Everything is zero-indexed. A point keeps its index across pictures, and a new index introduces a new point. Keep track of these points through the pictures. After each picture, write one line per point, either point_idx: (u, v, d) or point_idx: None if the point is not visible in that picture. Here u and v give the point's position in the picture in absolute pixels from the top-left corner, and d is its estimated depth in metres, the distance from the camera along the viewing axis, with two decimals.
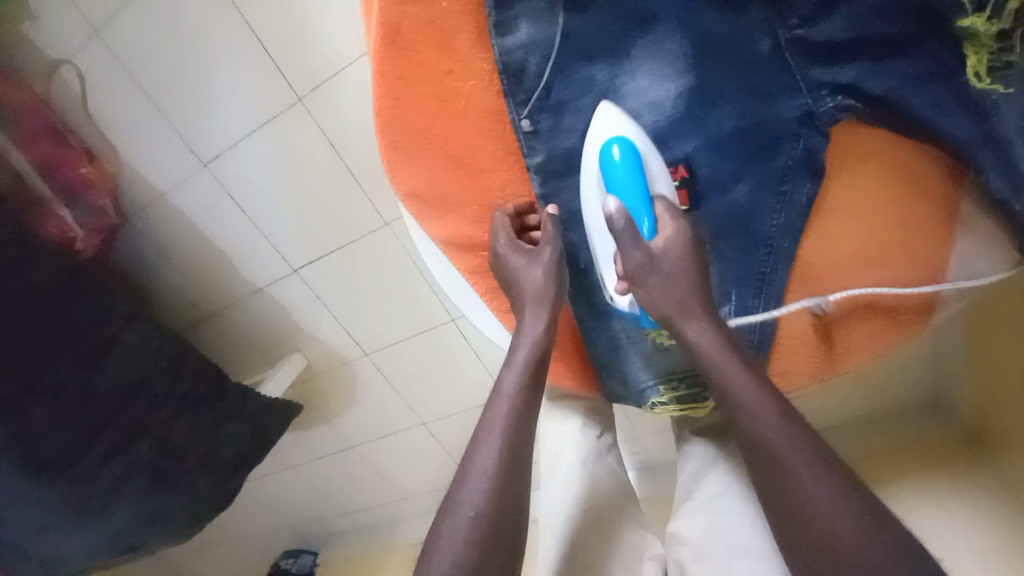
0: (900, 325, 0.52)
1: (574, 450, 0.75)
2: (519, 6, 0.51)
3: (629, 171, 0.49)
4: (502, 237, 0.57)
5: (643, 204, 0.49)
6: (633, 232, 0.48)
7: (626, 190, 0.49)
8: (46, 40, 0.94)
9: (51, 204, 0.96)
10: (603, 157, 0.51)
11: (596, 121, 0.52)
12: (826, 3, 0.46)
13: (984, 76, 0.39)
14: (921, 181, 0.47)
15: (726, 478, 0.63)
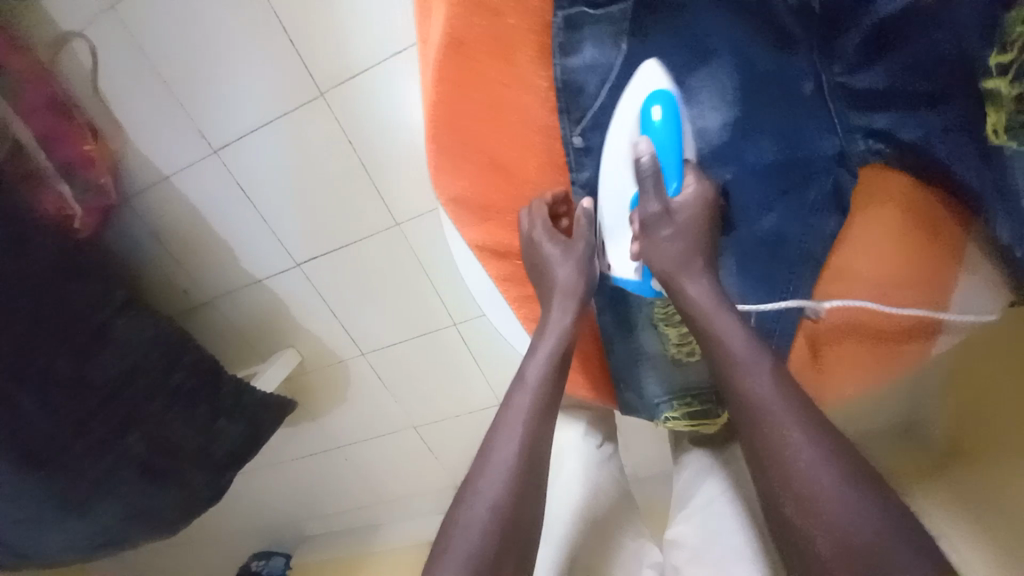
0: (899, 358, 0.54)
1: (575, 457, 0.75)
2: (586, 29, 0.53)
3: (667, 126, 0.53)
4: (538, 225, 0.58)
5: (674, 160, 0.53)
6: (658, 185, 0.53)
7: (661, 144, 0.53)
8: (57, 10, 0.91)
9: (50, 177, 0.92)
10: (643, 112, 0.53)
11: (639, 80, 0.54)
12: (870, 55, 0.49)
13: (1001, 133, 0.43)
14: (932, 225, 0.50)
15: (723, 484, 0.62)
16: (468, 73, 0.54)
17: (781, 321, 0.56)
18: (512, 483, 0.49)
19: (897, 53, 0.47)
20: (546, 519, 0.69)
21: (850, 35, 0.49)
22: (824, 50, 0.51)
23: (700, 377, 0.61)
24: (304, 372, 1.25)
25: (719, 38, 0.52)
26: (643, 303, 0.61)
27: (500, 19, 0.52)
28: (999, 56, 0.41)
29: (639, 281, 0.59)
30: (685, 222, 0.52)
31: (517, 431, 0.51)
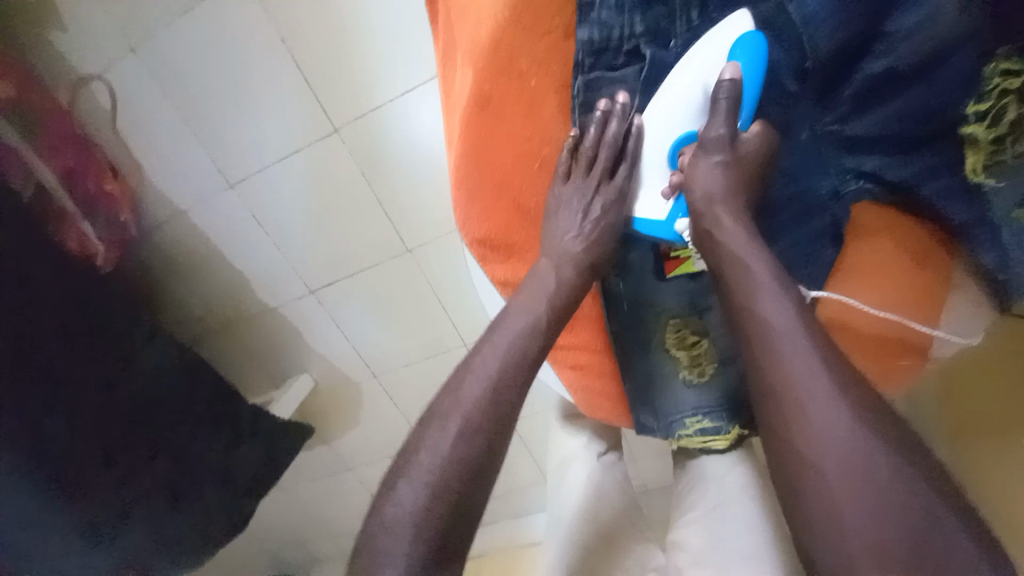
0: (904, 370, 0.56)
1: (581, 465, 0.81)
2: (604, 90, 0.56)
3: (755, 62, 0.50)
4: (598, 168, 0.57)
5: (751, 97, 0.52)
6: (731, 118, 0.52)
7: (748, 76, 0.51)
8: (78, 55, 0.94)
9: (75, 215, 0.93)
10: (733, 49, 0.50)
11: (733, 19, 0.50)
12: (859, 106, 0.51)
13: (981, 171, 0.47)
14: (926, 251, 0.54)
15: (724, 482, 0.65)
16: (495, 126, 0.55)
17: None
18: (485, 450, 0.46)
19: (886, 106, 0.50)
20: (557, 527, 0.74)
21: (843, 89, 0.52)
22: (819, 101, 0.54)
23: (713, 397, 0.63)
24: (317, 395, 1.27)
25: None
26: (656, 328, 0.64)
27: (523, 80, 0.54)
28: (975, 104, 0.45)
29: (664, 221, 0.59)
30: (739, 158, 0.53)
31: (498, 375, 0.50)
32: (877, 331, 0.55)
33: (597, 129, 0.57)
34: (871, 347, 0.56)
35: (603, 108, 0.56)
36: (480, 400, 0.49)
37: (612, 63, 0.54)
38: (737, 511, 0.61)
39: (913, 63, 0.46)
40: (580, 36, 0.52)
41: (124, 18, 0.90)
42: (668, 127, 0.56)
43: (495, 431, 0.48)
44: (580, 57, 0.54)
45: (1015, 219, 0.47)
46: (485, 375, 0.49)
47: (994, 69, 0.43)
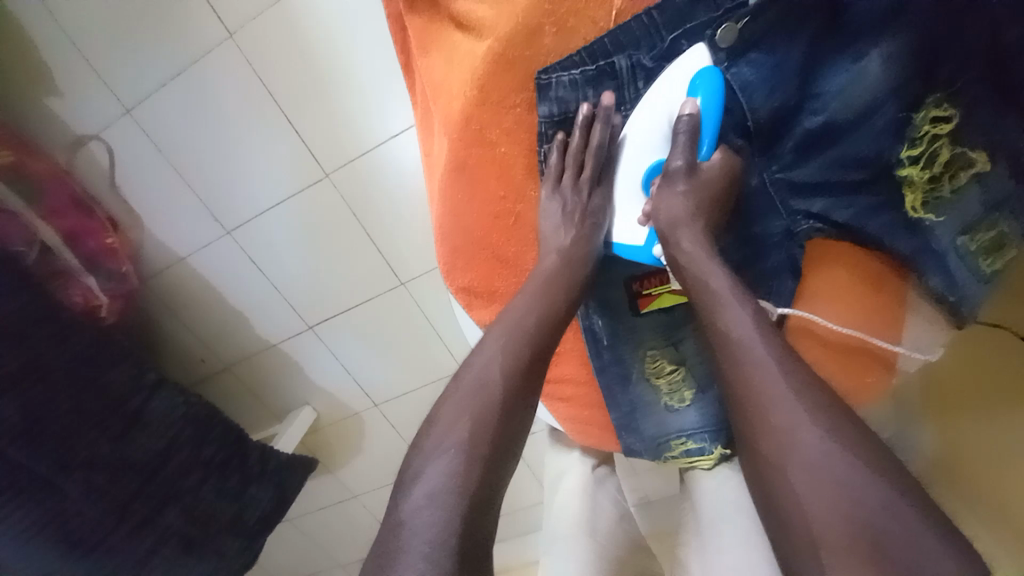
0: (872, 387, 0.60)
1: (575, 481, 0.83)
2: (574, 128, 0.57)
3: (711, 101, 0.52)
4: (586, 171, 0.58)
5: (709, 133, 0.54)
6: (691, 147, 0.54)
7: (705, 115, 0.52)
8: (75, 119, 0.99)
9: (77, 272, 0.98)
10: (694, 80, 0.52)
11: (691, 52, 0.51)
12: (801, 155, 0.55)
13: (920, 208, 0.52)
14: (879, 278, 0.57)
15: (717, 500, 0.66)
16: (470, 192, 0.58)
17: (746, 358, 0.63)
18: (496, 496, 0.46)
19: (826, 154, 0.54)
20: (558, 550, 0.77)
21: (784, 143, 0.55)
22: (764, 152, 0.57)
23: (694, 420, 0.67)
24: (320, 426, 1.31)
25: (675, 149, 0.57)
26: (635, 359, 0.67)
27: (494, 147, 0.56)
28: (908, 150, 0.50)
29: (642, 246, 0.60)
30: (701, 184, 0.54)
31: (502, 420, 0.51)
32: (837, 347, 0.59)
33: (581, 133, 0.57)
34: (833, 365, 0.60)
35: (587, 111, 0.56)
36: (466, 439, 0.47)
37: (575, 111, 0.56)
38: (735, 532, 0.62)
39: (847, 118, 0.51)
40: (540, 111, 0.56)
41: (116, 83, 0.95)
42: (637, 161, 0.59)
43: (496, 468, 0.47)
44: (544, 128, 0.57)
45: (958, 245, 0.53)
46: (472, 411, 0.48)
47: (924, 116, 0.49)
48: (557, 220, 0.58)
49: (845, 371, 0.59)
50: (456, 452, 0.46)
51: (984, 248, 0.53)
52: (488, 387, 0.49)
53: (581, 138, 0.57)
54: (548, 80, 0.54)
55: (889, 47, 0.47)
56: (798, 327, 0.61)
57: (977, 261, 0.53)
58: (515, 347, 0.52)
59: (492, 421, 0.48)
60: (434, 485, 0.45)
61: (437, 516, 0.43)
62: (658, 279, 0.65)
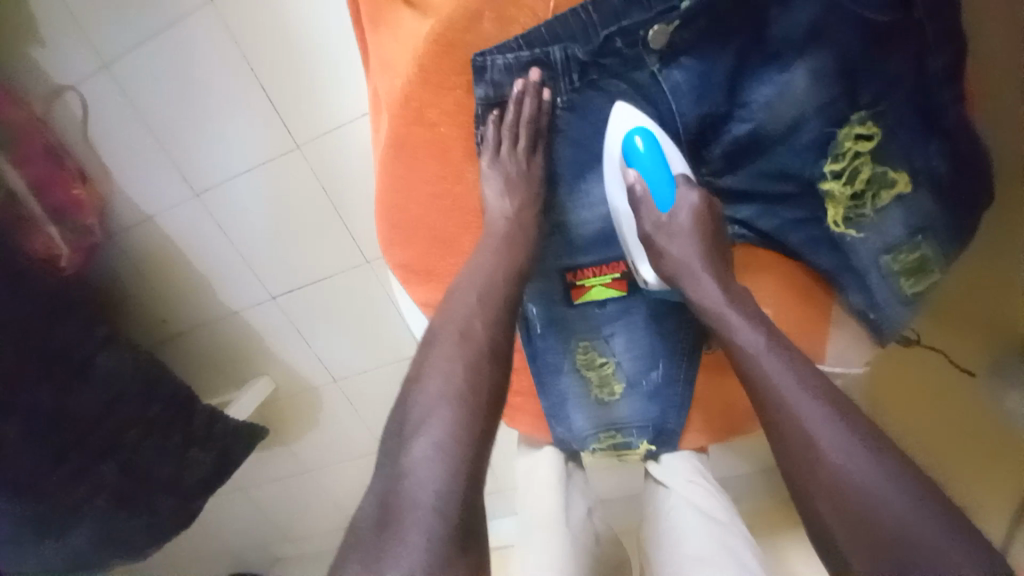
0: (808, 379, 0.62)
1: (546, 475, 0.75)
2: (508, 106, 0.56)
3: (654, 158, 0.55)
4: (521, 144, 0.58)
5: (666, 182, 0.57)
6: (647, 200, 0.57)
7: (649, 172, 0.56)
8: (51, 68, 0.98)
9: (41, 221, 0.95)
10: (627, 149, 0.55)
11: (617, 112, 0.55)
12: (729, 163, 0.57)
13: (841, 223, 0.55)
14: (805, 287, 0.60)
15: (682, 495, 0.67)
16: (410, 170, 0.58)
17: (669, 360, 0.66)
18: (421, 469, 0.47)
19: (753, 164, 0.56)
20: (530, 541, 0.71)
21: (713, 149, 0.57)
22: (693, 158, 0.58)
23: (629, 413, 0.69)
24: (278, 399, 1.31)
25: None
26: (567, 350, 0.68)
27: (434, 129, 0.57)
28: (832, 164, 0.52)
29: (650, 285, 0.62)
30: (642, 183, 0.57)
31: (435, 394, 0.50)
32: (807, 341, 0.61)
33: (514, 108, 0.56)
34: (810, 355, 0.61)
35: (520, 88, 0.55)
36: (460, 410, 0.49)
37: (507, 91, 0.56)
38: (702, 529, 0.64)
39: (772, 130, 0.53)
40: (476, 94, 0.55)
41: (97, 37, 0.95)
42: (572, 154, 0.60)
43: (487, 439, 0.50)
44: (479, 110, 0.57)
45: (881, 265, 0.55)
46: (458, 381, 0.51)
47: (849, 132, 0.51)
48: (498, 187, 0.59)
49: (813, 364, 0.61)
50: (446, 422, 0.49)
51: (906, 270, 0.55)
52: (466, 362, 0.52)
53: (515, 114, 0.56)
54: (484, 63, 0.53)
55: (813, 64, 0.49)
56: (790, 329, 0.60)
57: (899, 282, 0.56)
58: (480, 323, 0.54)
59: (482, 393, 0.51)
60: (426, 456, 0.47)
61: (432, 486, 0.46)
62: (593, 271, 0.64)
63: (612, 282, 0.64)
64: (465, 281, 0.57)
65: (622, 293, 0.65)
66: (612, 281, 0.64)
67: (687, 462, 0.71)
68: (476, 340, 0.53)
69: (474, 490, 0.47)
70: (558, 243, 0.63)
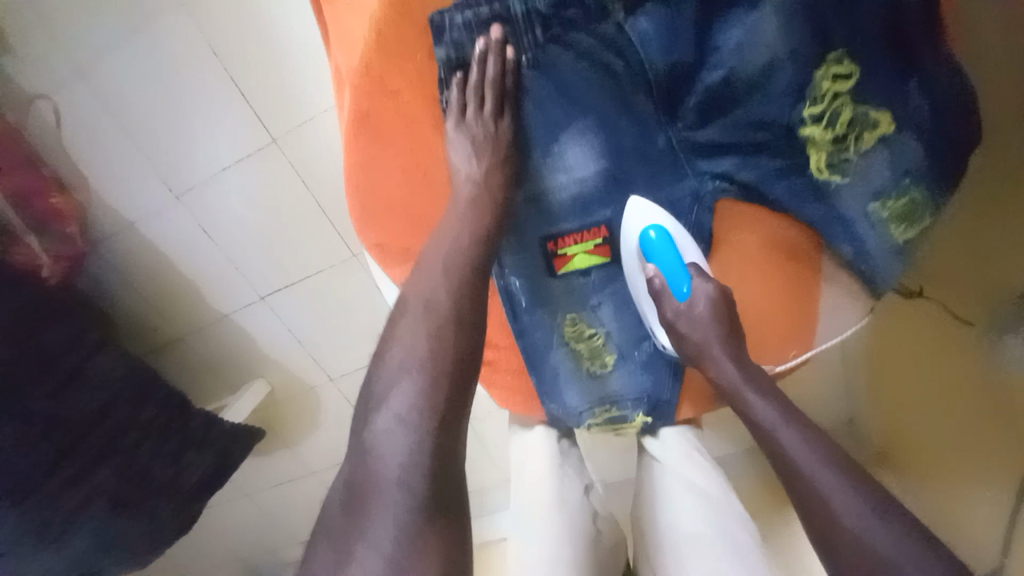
0: (793, 342, 0.62)
1: (538, 453, 0.75)
2: (472, 68, 0.55)
3: (667, 249, 0.58)
4: (488, 107, 0.56)
5: (681, 275, 0.59)
6: (664, 292, 0.60)
7: (664, 265, 0.59)
8: (20, 76, 0.97)
9: (20, 231, 0.96)
10: (643, 243, 0.59)
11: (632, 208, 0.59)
12: (704, 115, 0.54)
13: (825, 169, 0.53)
14: (792, 245, 0.58)
15: (677, 472, 0.66)
16: (376, 144, 0.56)
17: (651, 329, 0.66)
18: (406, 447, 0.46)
19: (728, 115, 0.54)
20: (525, 518, 0.70)
21: (686, 101, 0.54)
22: (665, 113, 0.55)
23: (620, 386, 0.68)
24: (273, 402, 1.30)
25: (581, 104, 0.55)
26: (554, 324, 0.66)
27: (396, 98, 0.54)
28: (810, 108, 0.51)
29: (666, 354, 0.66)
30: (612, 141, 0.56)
31: (414, 372, 0.49)
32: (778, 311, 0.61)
33: (479, 68, 0.55)
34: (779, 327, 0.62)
35: (483, 46, 0.54)
36: (423, 381, 0.48)
37: (469, 54, 0.54)
38: (693, 506, 0.62)
39: (744, 76, 0.51)
40: (438, 56, 0.54)
41: (64, 41, 0.93)
42: (541, 117, 0.57)
43: (463, 411, 0.49)
44: (442, 74, 0.55)
45: (869, 213, 0.55)
46: (422, 353, 0.50)
47: (826, 73, 0.49)
48: (465, 153, 0.57)
49: (774, 341, 0.62)
50: (429, 397, 0.48)
51: (895, 216, 0.55)
52: (435, 334, 0.51)
53: (479, 76, 0.55)
54: (442, 22, 0.52)
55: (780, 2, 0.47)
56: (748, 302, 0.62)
57: (889, 229, 0.55)
58: (447, 294, 0.53)
59: (463, 368, 0.50)
60: (411, 431, 0.46)
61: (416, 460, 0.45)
62: (574, 238, 0.61)
63: (595, 249, 0.62)
64: (434, 253, 0.55)
65: (605, 260, 0.63)
66: (594, 248, 0.62)
67: (683, 437, 0.69)
68: (454, 314, 0.52)
69: (445, 460, 0.47)
70: (534, 212, 0.61)
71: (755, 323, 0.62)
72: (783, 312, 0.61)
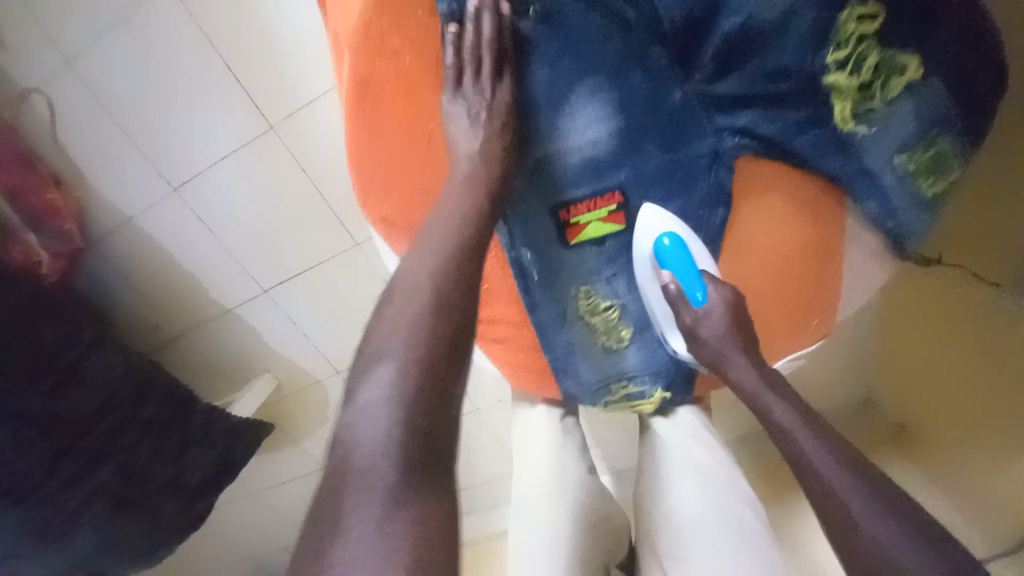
0: (811, 311, 0.61)
1: (540, 435, 0.72)
2: (470, 24, 0.52)
3: (681, 255, 0.59)
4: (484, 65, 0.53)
5: (696, 279, 0.60)
6: (681, 297, 0.61)
7: (679, 271, 0.59)
8: (11, 69, 0.94)
9: (17, 230, 0.94)
10: (657, 249, 0.59)
11: (646, 214, 0.59)
12: (721, 66, 0.52)
13: (850, 119, 0.51)
14: (816, 207, 0.56)
15: (682, 455, 0.64)
16: (376, 110, 0.54)
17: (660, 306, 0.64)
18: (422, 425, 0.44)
19: (747, 65, 0.51)
20: (525, 499, 0.68)
21: (701, 52, 0.52)
22: (680, 65, 0.54)
23: (635, 361, 0.66)
24: (279, 396, 1.28)
25: (591, 60, 0.53)
26: (567, 298, 0.64)
27: (398, 58, 0.52)
28: (834, 53, 0.48)
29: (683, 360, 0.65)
30: (625, 99, 0.54)
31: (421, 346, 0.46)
32: (796, 280, 0.59)
33: (473, 26, 0.52)
34: (798, 297, 0.60)
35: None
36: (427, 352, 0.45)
37: (468, 10, 0.52)
38: (700, 491, 0.61)
39: (761, 21, 0.48)
40: (439, 11, 0.52)
41: (54, 31, 0.91)
42: (549, 76, 0.55)
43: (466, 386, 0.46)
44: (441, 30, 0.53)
45: (895, 166, 0.52)
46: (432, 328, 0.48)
47: (850, 15, 0.46)
48: (463, 123, 0.55)
49: (794, 310, 0.61)
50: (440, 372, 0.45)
51: (922, 169, 0.52)
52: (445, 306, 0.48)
53: (479, 32, 0.53)
54: None
55: None
56: (765, 269, 0.61)
57: (917, 183, 0.52)
58: (445, 258, 0.50)
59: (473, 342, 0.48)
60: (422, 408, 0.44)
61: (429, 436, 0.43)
62: (587, 206, 0.59)
63: (609, 216, 0.60)
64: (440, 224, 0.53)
65: (619, 227, 0.61)
66: (609, 215, 0.60)
67: (692, 420, 0.68)
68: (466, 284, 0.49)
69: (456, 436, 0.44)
70: (544, 179, 0.59)
71: (774, 292, 0.61)
72: (802, 281, 0.59)
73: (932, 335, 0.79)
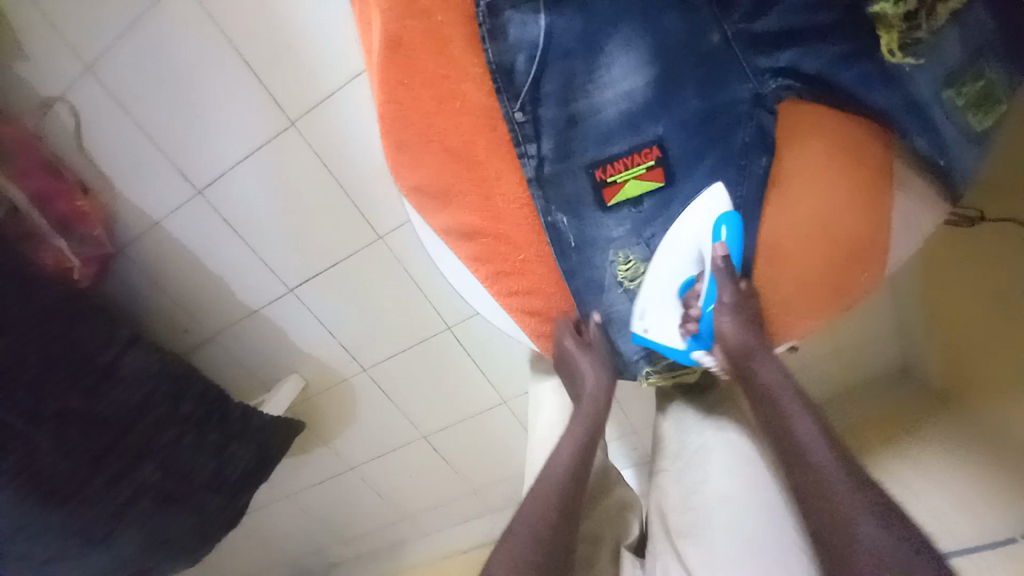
0: (858, 271, 0.56)
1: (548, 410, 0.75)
2: None
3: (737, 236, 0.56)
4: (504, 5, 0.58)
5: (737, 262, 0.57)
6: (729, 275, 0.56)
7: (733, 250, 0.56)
8: (40, 80, 0.97)
9: (47, 234, 0.98)
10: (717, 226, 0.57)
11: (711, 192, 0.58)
12: (761, 4, 0.54)
13: (897, 51, 0.49)
14: (862, 148, 0.54)
15: (695, 436, 0.65)
16: (409, 71, 0.59)
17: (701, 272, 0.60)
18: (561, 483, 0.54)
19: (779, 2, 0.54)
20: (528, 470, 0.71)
21: None
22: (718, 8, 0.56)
23: None
24: (309, 397, 1.28)
25: (625, 10, 0.56)
26: (606, 261, 0.63)
27: (428, 18, 0.57)
28: None
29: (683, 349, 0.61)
30: (660, 44, 0.56)
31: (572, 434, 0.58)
32: (837, 233, 0.56)
33: None
34: (840, 253, 0.56)
35: None
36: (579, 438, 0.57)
37: None
38: (713, 467, 0.60)
39: None
40: None
41: (80, 39, 0.93)
42: (583, 26, 0.57)
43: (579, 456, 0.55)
44: None
45: (943, 99, 0.50)
46: None
47: None
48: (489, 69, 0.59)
49: (838, 270, 0.56)
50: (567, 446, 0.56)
51: (972, 101, 0.49)
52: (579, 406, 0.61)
53: None
54: None
55: None
56: (807, 225, 0.57)
57: (966, 117, 0.50)
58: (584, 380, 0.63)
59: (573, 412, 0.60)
60: None
61: None
62: (624, 163, 0.59)
63: (647, 173, 0.59)
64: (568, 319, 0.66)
65: (659, 184, 0.59)
66: (646, 171, 0.59)
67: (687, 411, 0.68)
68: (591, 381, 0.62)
69: None
70: (580, 135, 0.60)
71: (814, 251, 0.57)
72: (846, 234, 0.55)
73: (958, 289, 0.77)
